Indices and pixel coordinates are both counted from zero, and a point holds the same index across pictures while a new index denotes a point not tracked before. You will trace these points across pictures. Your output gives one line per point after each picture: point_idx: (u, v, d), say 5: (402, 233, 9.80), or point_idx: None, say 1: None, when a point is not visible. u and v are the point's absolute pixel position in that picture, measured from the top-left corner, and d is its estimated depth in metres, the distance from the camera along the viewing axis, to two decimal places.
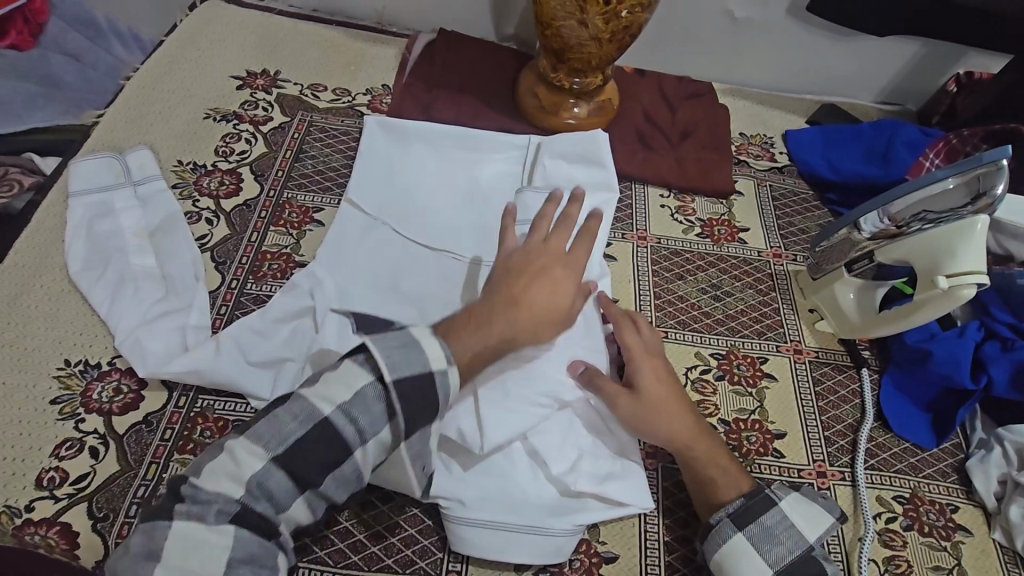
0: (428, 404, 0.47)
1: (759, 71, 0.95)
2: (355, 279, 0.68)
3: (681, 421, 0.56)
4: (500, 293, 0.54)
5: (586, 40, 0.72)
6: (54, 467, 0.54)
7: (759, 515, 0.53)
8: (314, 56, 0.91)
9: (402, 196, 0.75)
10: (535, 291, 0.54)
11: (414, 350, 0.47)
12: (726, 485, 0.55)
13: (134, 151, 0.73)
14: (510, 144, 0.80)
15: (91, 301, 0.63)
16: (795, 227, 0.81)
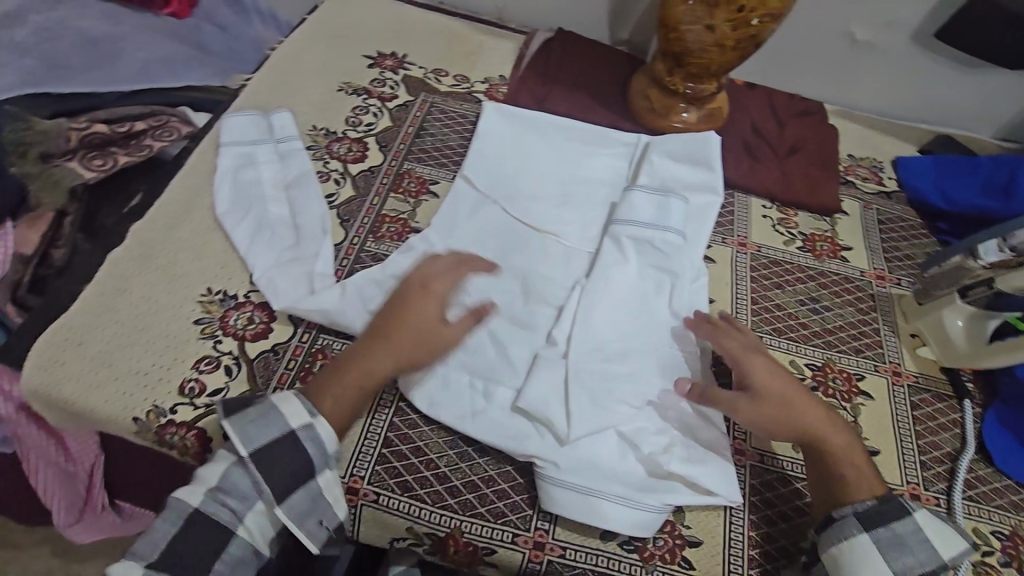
0: (300, 461, 0.53)
1: (874, 95, 0.94)
2: (465, 247, 0.72)
3: (803, 413, 0.58)
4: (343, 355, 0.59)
5: (710, 45, 0.74)
6: (194, 378, 0.60)
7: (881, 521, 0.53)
8: (438, 44, 0.97)
9: (513, 178, 0.79)
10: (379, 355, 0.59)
11: (273, 414, 0.54)
12: (857, 483, 0.56)
13: (278, 113, 0.81)
14: (619, 141, 0.83)
15: (233, 239, 0.70)
16: (901, 252, 0.80)
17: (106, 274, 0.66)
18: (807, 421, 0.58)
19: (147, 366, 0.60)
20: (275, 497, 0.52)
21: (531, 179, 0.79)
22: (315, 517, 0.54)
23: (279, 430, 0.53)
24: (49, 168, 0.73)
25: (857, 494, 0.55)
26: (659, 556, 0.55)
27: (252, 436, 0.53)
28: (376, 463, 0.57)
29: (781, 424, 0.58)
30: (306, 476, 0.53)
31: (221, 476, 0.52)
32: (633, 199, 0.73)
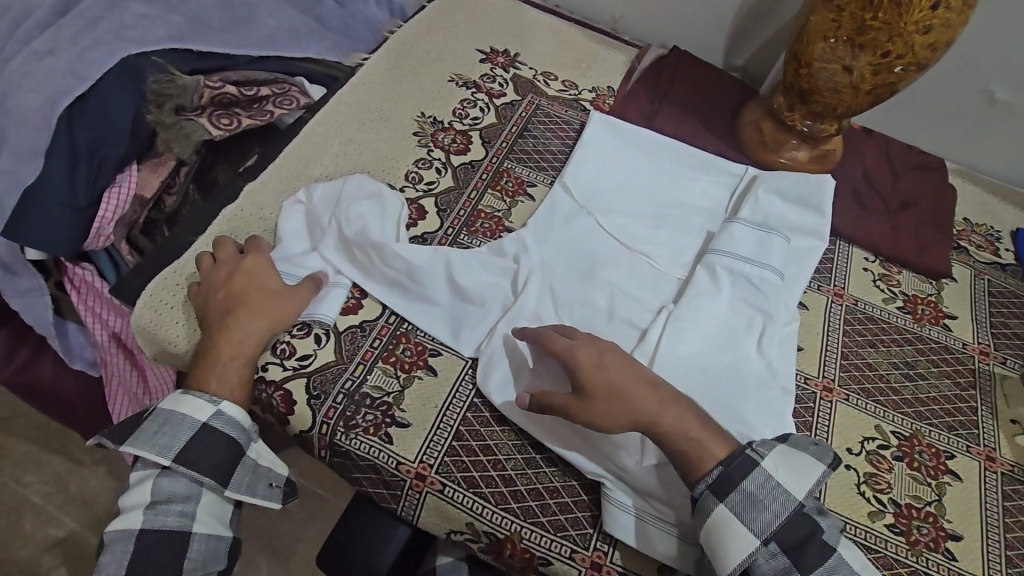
0: (228, 451, 0.57)
1: (1001, 158, 0.88)
2: (556, 253, 0.72)
3: (607, 376, 0.55)
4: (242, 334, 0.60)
5: (842, 86, 0.72)
6: (286, 340, 0.62)
7: (739, 482, 0.51)
8: (550, 48, 0.97)
9: (609, 193, 0.78)
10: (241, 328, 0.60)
11: (182, 416, 0.57)
12: (709, 451, 0.53)
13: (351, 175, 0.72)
14: (723, 168, 0.81)
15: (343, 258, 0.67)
16: (1010, 330, 0.75)
17: (217, 227, 0.70)
18: (659, 412, 0.53)
19: None
20: (216, 485, 0.57)
21: (629, 196, 0.78)
22: (260, 485, 0.60)
23: (189, 428, 0.57)
24: (179, 121, 0.77)
25: (703, 459, 0.52)
26: None
27: (167, 444, 0.56)
28: (447, 453, 0.58)
29: (616, 418, 0.53)
30: (235, 465, 0.58)
31: (151, 492, 0.56)
32: (737, 232, 0.72)
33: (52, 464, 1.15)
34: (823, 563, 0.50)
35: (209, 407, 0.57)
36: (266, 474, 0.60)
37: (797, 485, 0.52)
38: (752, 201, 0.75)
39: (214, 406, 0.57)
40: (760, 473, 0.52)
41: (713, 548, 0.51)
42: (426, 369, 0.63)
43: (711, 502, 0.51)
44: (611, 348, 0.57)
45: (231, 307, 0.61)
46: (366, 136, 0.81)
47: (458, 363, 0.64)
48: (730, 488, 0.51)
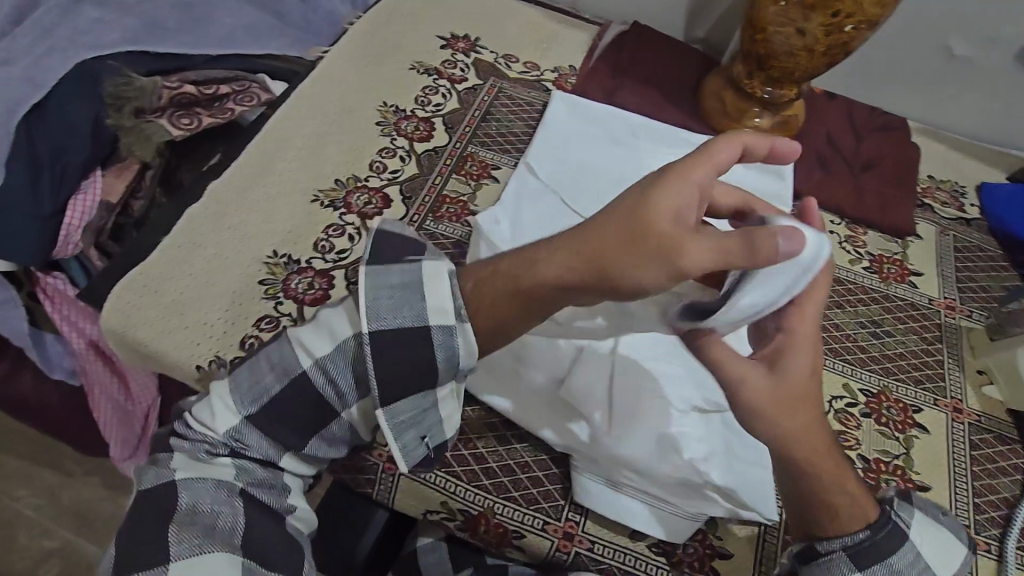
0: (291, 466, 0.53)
1: (964, 114, 0.89)
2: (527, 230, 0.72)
3: (672, 250, 0.43)
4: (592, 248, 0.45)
5: (797, 50, 0.72)
6: (255, 335, 0.63)
7: (884, 555, 0.49)
8: (511, 30, 0.97)
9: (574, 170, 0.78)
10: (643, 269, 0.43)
11: (413, 295, 0.49)
12: (854, 501, 0.50)
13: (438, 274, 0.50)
14: (684, 141, 0.81)
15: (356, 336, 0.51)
16: (976, 283, 0.76)
17: (182, 227, 0.69)
18: (689, 262, 0.43)
19: (214, 318, 0.63)
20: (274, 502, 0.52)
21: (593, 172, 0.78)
22: (417, 432, 0.51)
23: (414, 316, 0.49)
24: (140, 123, 0.78)
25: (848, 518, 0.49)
26: (688, 563, 0.55)
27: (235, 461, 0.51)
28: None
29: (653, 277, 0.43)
30: (416, 388, 0.50)
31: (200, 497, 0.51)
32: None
33: (48, 476, 1.16)
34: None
35: (427, 296, 0.49)
36: (415, 416, 0.51)
37: (940, 566, 0.51)
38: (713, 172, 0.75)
39: (456, 327, 0.49)
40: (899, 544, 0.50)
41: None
42: None
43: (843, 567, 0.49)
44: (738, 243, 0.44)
45: (521, 265, 0.47)
46: (328, 128, 0.81)
47: None
48: (870, 556, 0.49)
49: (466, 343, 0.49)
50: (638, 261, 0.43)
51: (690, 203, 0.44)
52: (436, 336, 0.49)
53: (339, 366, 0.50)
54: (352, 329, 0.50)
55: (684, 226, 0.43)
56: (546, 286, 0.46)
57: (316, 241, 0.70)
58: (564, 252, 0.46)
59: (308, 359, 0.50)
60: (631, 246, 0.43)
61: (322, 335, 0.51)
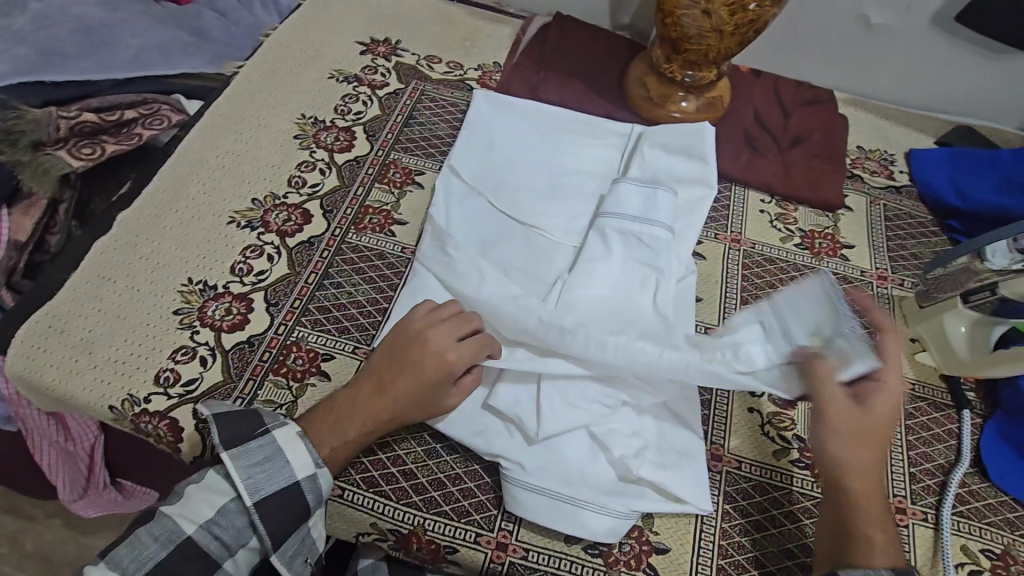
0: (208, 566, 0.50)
1: (889, 82, 0.89)
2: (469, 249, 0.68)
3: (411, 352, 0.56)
4: (367, 390, 0.56)
5: (707, 31, 0.71)
6: (170, 367, 0.60)
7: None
8: (433, 30, 0.95)
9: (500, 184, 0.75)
10: (407, 372, 0.56)
11: (277, 462, 0.52)
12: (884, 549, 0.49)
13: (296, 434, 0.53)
14: (610, 130, 0.80)
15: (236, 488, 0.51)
16: (907, 251, 0.76)
17: (90, 261, 0.67)
18: (424, 341, 0.57)
19: (125, 354, 0.61)
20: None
21: (517, 169, 0.76)
22: (302, 558, 0.54)
23: (284, 479, 0.51)
24: (37, 157, 0.77)
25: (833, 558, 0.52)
26: (624, 562, 0.54)
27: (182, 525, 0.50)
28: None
29: (413, 373, 0.55)
30: (293, 529, 0.52)
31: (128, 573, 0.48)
32: (626, 192, 0.71)
33: (3, 524, 1.12)
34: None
35: (289, 459, 0.52)
36: (303, 549, 0.53)
37: None
38: (638, 161, 0.75)
39: (316, 472, 0.52)
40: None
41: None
42: (319, 375, 0.62)
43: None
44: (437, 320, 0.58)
45: (342, 407, 0.55)
46: (244, 146, 0.78)
47: (353, 366, 0.62)
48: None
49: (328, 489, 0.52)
50: (429, 381, 0.55)
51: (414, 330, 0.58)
52: (302, 486, 0.51)
53: (235, 516, 0.51)
54: (229, 491, 0.51)
55: (403, 342, 0.58)
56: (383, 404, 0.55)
57: (233, 264, 0.68)
58: (366, 396, 0.55)
59: (190, 524, 0.50)
60: (405, 369, 0.56)
61: (199, 500, 0.50)
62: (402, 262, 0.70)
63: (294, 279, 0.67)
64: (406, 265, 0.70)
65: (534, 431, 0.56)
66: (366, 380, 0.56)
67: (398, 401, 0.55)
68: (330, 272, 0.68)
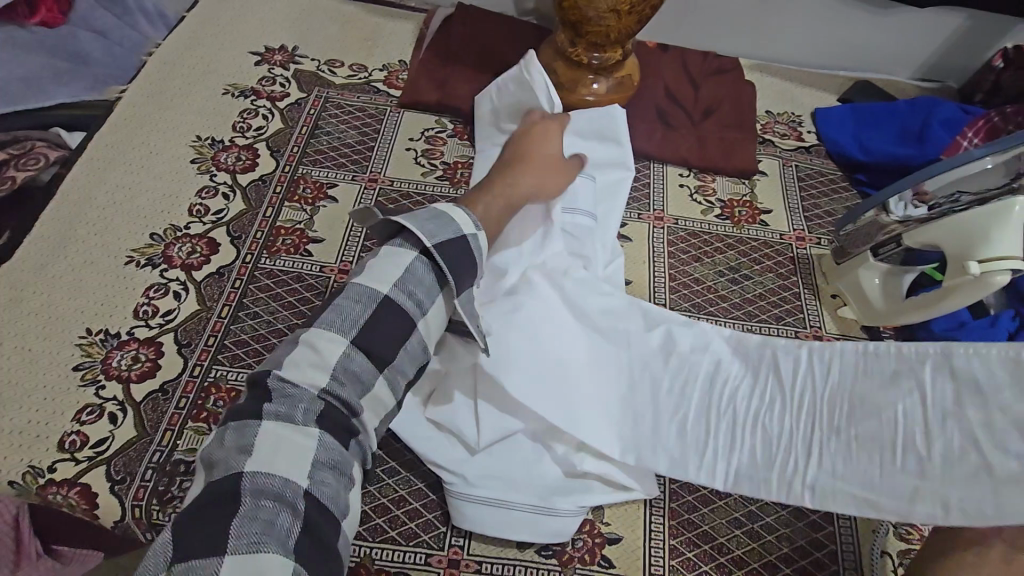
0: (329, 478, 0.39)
1: (788, 45, 0.91)
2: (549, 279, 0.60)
3: (519, 176, 0.62)
4: (499, 185, 0.61)
5: (604, 12, 0.72)
6: (75, 431, 0.56)
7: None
8: (332, 32, 0.90)
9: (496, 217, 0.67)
10: (518, 188, 0.61)
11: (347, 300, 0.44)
12: None
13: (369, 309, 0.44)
14: (532, 83, 0.70)
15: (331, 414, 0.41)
16: (821, 209, 0.78)
17: None
18: (524, 167, 0.63)
19: (22, 423, 0.56)
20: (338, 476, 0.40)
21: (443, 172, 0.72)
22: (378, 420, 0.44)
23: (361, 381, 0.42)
24: None
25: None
26: (578, 558, 0.54)
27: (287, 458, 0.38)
28: None
29: (527, 185, 0.62)
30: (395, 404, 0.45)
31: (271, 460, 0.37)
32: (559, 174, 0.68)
33: None
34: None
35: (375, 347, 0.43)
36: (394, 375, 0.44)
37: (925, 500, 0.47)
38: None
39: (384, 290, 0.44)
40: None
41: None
42: None
43: None
44: (535, 146, 0.66)
45: (485, 186, 0.61)
46: (135, 177, 0.73)
47: None
48: None
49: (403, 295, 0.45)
50: (549, 166, 0.65)
51: (526, 174, 0.63)
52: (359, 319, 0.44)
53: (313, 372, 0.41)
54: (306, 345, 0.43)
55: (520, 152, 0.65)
56: (516, 181, 0.62)
57: (137, 307, 0.63)
58: (501, 175, 0.62)
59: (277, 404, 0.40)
60: (536, 137, 0.67)
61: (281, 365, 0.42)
62: (322, 283, 0.67)
63: (207, 315, 0.63)
64: (326, 285, 0.67)
65: (475, 440, 0.54)
66: (480, 187, 0.61)
67: (521, 160, 0.64)
68: (245, 304, 0.65)
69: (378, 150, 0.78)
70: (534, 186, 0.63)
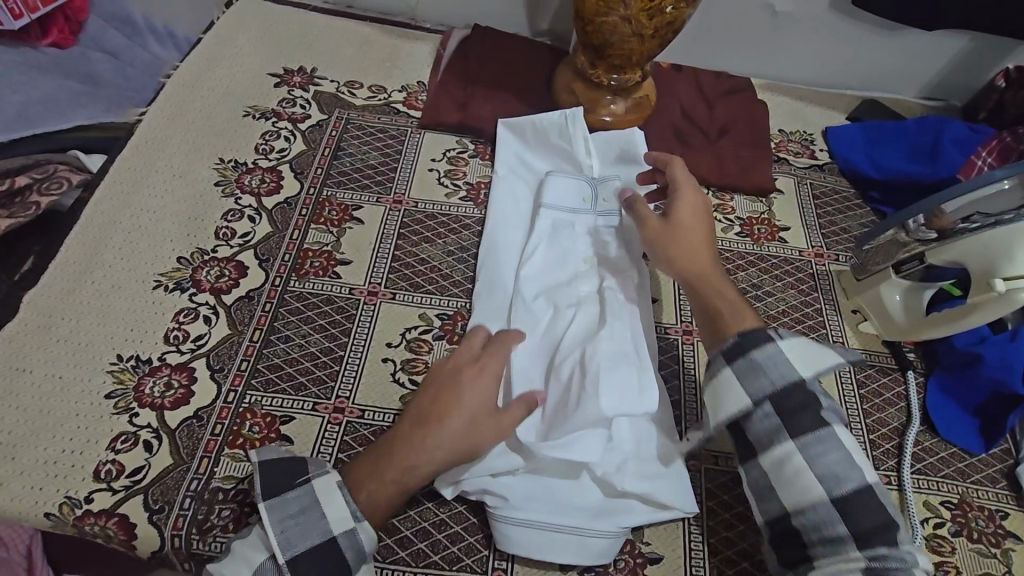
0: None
1: (797, 66, 0.94)
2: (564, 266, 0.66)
3: (451, 428, 0.51)
4: (427, 424, 0.51)
5: (629, 36, 0.72)
6: (110, 460, 0.55)
7: (760, 363, 0.50)
8: (348, 54, 0.91)
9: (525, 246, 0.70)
10: (452, 418, 0.51)
11: (311, 516, 0.48)
12: (739, 322, 0.55)
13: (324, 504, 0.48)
14: (571, 136, 0.74)
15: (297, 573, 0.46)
16: (837, 226, 0.79)
17: None
18: (478, 431, 0.51)
19: (56, 453, 0.55)
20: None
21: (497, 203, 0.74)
22: None
23: (320, 532, 0.47)
24: None
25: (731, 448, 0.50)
26: None
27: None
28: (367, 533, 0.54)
29: (443, 447, 0.50)
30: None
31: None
32: (549, 182, 0.71)
33: None
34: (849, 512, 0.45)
35: (326, 511, 0.48)
36: None
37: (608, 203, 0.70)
38: (586, 166, 0.73)
39: (356, 526, 0.48)
40: (775, 349, 0.50)
41: (713, 400, 0.51)
42: (280, 440, 0.58)
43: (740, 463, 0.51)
44: (468, 378, 0.54)
45: (385, 447, 0.51)
46: (158, 201, 0.72)
47: (313, 421, 0.59)
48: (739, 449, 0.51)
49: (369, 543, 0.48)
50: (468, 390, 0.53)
51: (467, 414, 0.52)
52: (341, 542, 0.47)
53: None
54: (267, 549, 0.47)
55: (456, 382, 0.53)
56: (416, 441, 0.51)
57: (167, 332, 0.63)
58: (408, 432, 0.51)
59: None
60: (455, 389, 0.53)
61: (238, 559, 0.47)
62: (353, 305, 0.67)
63: (238, 339, 0.63)
64: (356, 307, 0.67)
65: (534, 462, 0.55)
66: (411, 430, 0.51)
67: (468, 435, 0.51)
68: (277, 326, 0.64)
69: (401, 170, 0.79)
70: (457, 444, 0.51)
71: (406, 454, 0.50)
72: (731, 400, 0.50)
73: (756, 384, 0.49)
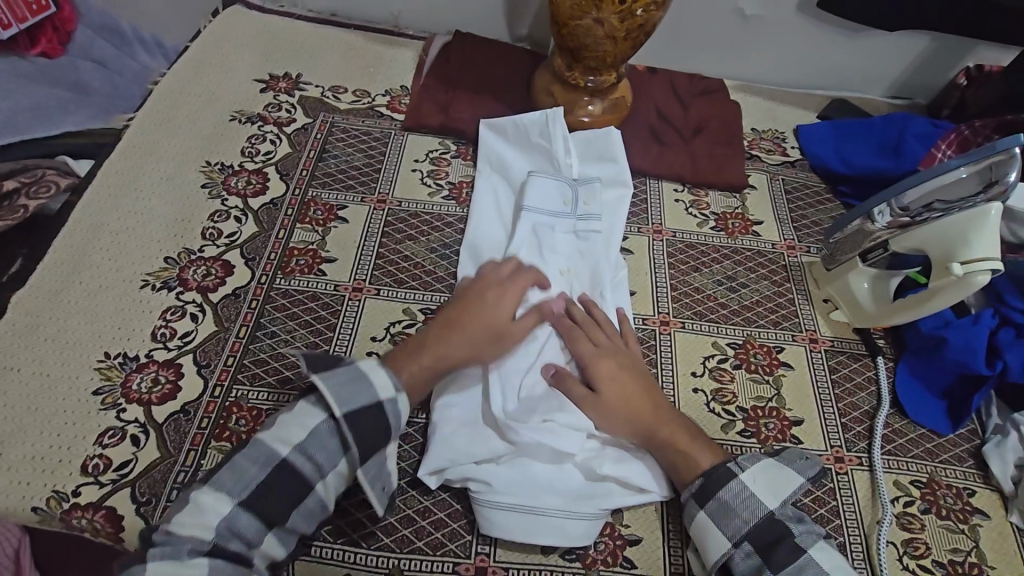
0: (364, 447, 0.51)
1: (768, 67, 0.97)
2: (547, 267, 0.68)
3: (477, 330, 0.58)
4: (457, 326, 0.58)
5: (602, 38, 0.75)
6: (97, 454, 0.56)
7: (715, 491, 0.54)
8: (333, 60, 0.93)
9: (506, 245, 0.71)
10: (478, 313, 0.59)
11: (362, 382, 0.52)
12: (693, 458, 0.56)
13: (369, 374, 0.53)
14: (551, 134, 0.76)
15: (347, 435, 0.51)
16: (809, 219, 0.82)
17: None
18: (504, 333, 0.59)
19: (44, 449, 0.56)
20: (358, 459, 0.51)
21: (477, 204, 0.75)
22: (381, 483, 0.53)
23: (367, 397, 0.51)
24: None
25: (684, 470, 0.56)
26: (601, 560, 0.55)
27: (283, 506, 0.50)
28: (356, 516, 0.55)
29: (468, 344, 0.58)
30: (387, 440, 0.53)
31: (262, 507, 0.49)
32: (531, 185, 0.73)
33: None
34: (791, 562, 0.50)
35: (374, 379, 0.52)
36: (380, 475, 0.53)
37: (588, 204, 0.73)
38: (565, 164, 0.75)
39: (396, 395, 0.53)
40: (739, 485, 0.53)
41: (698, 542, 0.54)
42: None
43: (694, 509, 0.54)
44: (496, 290, 0.61)
45: (417, 344, 0.58)
46: (145, 203, 0.74)
47: None
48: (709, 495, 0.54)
49: (406, 408, 0.54)
50: (492, 301, 0.61)
51: (490, 321, 0.59)
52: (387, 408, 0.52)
53: None
54: (324, 413, 0.51)
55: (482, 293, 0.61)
56: (453, 340, 0.58)
57: (154, 330, 0.64)
58: (439, 333, 0.58)
59: (286, 445, 0.50)
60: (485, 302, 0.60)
61: (294, 425, 0.51)
62: (338, 301, 0.68)
63: (224, 336, 0.64)
64: (341, 303, 0.68)
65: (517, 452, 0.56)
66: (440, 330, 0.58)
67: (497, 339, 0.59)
68: (263, 323, 0.66)
69: (385, 172, 0.81)
70: (481, 346, 0.58)
71: (440, 347, 0.57)
72: (713, 548, 0.53)
73: (730, 525, 0.52)
